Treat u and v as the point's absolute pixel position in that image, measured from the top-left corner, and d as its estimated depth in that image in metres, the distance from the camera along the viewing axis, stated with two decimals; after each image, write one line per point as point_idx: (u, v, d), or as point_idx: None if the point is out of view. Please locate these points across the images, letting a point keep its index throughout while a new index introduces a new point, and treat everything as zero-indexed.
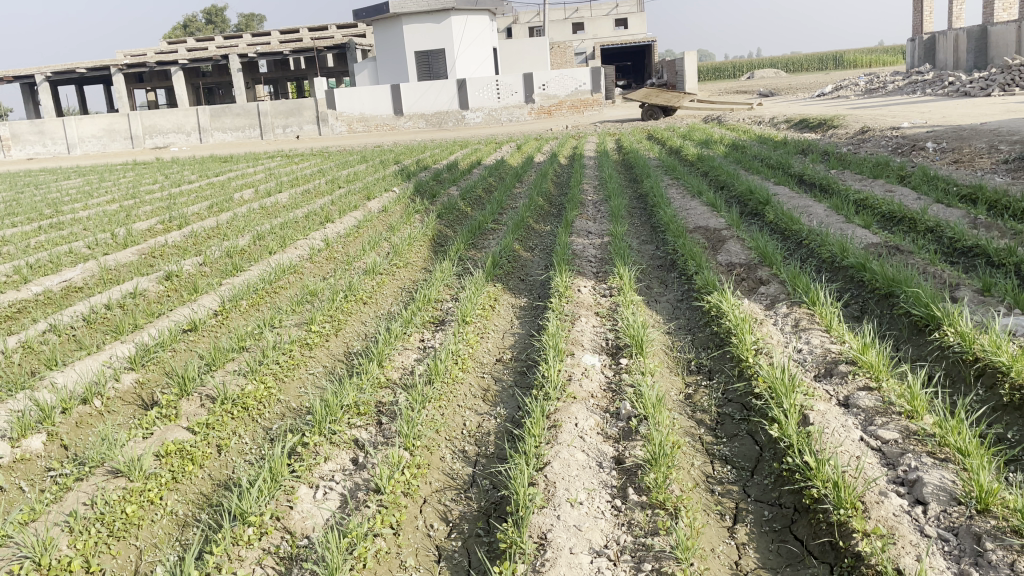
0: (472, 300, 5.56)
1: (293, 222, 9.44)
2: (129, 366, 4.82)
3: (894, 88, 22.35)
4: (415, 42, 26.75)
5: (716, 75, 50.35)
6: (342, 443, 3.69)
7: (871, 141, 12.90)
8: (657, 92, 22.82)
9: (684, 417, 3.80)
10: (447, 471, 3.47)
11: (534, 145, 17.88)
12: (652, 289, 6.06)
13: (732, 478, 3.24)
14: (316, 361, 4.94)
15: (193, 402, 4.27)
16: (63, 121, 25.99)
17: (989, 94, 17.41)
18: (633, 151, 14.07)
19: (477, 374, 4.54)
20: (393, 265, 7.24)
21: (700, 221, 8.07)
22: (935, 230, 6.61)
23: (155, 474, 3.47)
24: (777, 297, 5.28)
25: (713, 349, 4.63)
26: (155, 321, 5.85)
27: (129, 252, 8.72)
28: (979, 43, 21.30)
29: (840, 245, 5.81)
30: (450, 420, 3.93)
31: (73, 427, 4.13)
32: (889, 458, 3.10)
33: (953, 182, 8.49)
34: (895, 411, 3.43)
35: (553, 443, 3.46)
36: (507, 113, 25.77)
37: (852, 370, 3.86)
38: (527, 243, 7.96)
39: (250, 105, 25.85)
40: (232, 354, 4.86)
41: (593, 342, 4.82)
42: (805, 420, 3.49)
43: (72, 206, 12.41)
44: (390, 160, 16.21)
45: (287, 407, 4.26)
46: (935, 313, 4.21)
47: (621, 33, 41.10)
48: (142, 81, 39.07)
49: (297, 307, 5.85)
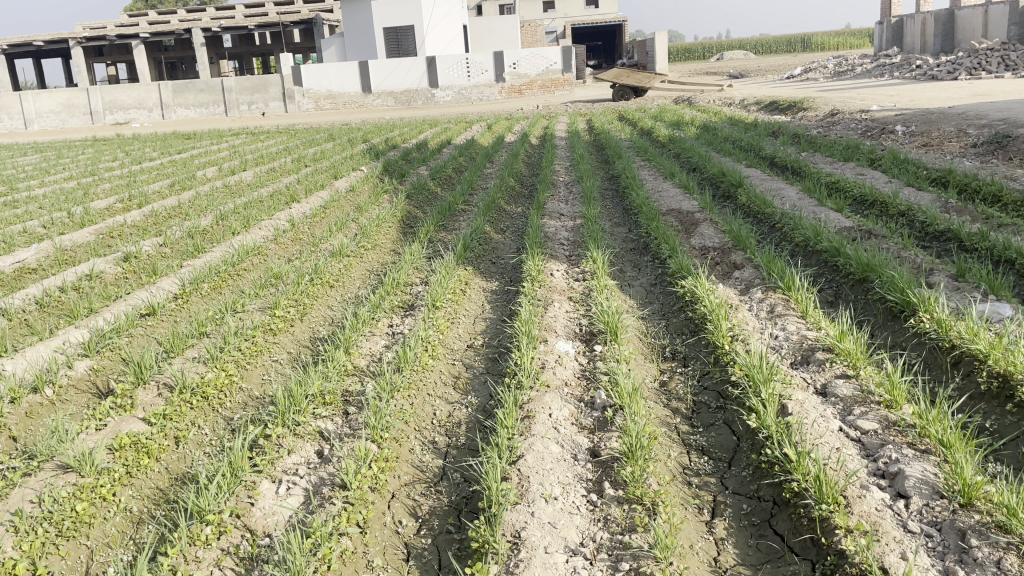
0: (442, 284, 5.42)
1: (258, 202, 9.19)
2: (83, 353, 4.62)
3: (862, 71, 22.47)
4: (383, 18, 26.26)
5: (685, 56, 50.32)
6: (307, 434, 3.55)
7: (841, 124, 12.91)
8: (628, 72, 22.72)
9: (659, 405, 3.71)
10: (416, 464, 3.34)
11: (504, 124, 17.67)
12: (625, 272, 5.97)
13: (709, 469, 3.16)
14: (280, 347, 4.78)
15: (150, 391, 4.09)
16: (20, 96, 25.16)
17: (955, 78, 17.54)
18: (605, 132, 13.95)
19: (447, 361, 4.41)
20: (360, 246, 7.06)
21: (672, 203, 7.99)
22: (907, 213, 6.59)
23: (107, 469, 3.29)
24: (752, 281, 5.21)
25: (688, 335, 4.55)
26: (112, 305, 5.63)
27: (86, 232, 8.42)
28: (945, 27, 21.45)
29: (814, 229, 5.75)
30: (419, 410, 3.81)
31: (23, 418, 3.93)
32: (869, 449, 3.04)
33: (923, 166, 8.50)
34: (874, 400, 3.36)
35: (527, 435, 3.35)
36: (477, 92, 25.50)
37: (829, 357, 3.80)
38: (498, 225, 7.82)
39: (214, 81, 25.23)
40: (192, 340, 4.67)
41: (566, 328, 4.71)
42: (783, 409, 3.42)
43: (28, 184, 11.99)
44: (358, 138, 15.92)
45: (250, 396, 4.11)
46: (911, 300, 4.16)
47: (592, 12, 40.78)
48: (101, 54, 37.98)
49: (260, 291, 5.66)
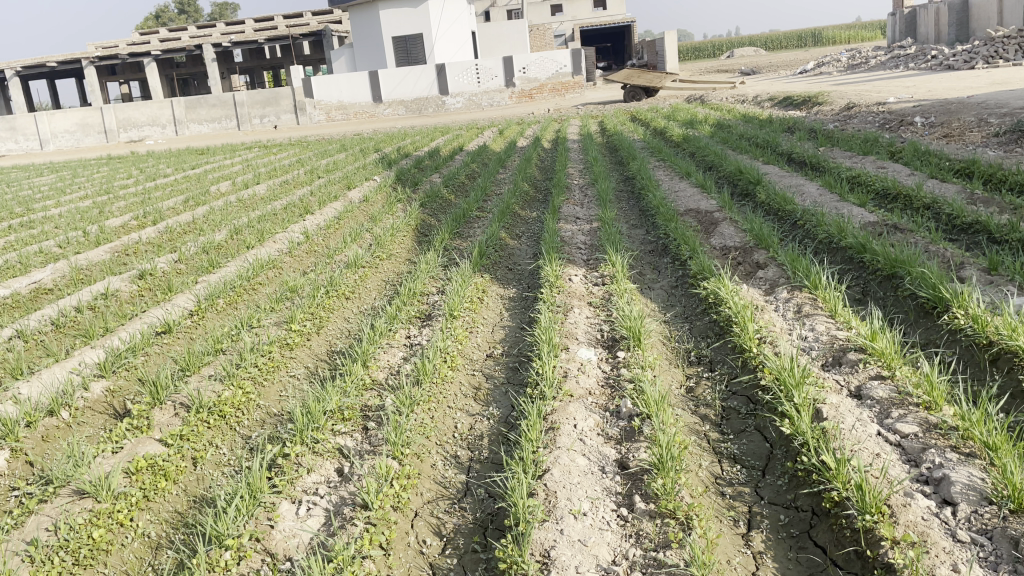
0: (459, 292, 5.34)
1: (272, 215, 9.16)
2: (99, 374, 4.56)
3: (876, 64, 22.21)
4: (391, 27, 26.28)
5: (695, 54, 50.09)
6: (327, 452, 3.46)
7: (857, 117, 12.70)
8: (638, 73, 22.59)
9: (687, 412, 3.60)
10: (439, 480, 3.25)
11: (516, 129, 17.61)
12: (645, 275, 5.86)
13: (742, 478, 3.05)
14: (297, 362, 4.70)
15: (167, 411, 4.01)
16: (35, 117, 25.41)
17: (972, 67, 17.27)
18: (618, 133, 13.85)
19: (467, 371, 4.32)
20: (376, 257, 6.99)
21: (690, 203, 7.86)
22: (932, 206, 6.44)
23: (124, 493, 3.22)
24: (777, 281, 5.08)
25: (713, 338, 4.43)
26: (128, 324, 5.58)
27: (101, 250, 8.40)
28: (960, 17, 21.15)
29: (838, 225, 5.62)
30: (440, 423, 3.71)
31: (39, 442, 3.88)
32: (911, 454, 2.91)
33: (945, 157, 8.32)
34: (912, 402, 3.23)
35: (552, 448, 3.24)
36: (487, 98, 25.44)
37: (862, 358, 3.67)
38: (514, 230, 7.74)
39: (225, 95, 25.32)
40: (208, 357, 4.60)
41: (587, 334, 4.61)
42: (818, 414, 3.29)
43: (44, 204, 12.04)
44: (370, 148, 15.91)
45: (268, 413, 4.04)
46: (943, 295, 4.03)
47: (600, 14, 40.67)
48: (114, 73, 38.30)
49: (276, 305, 5.60)
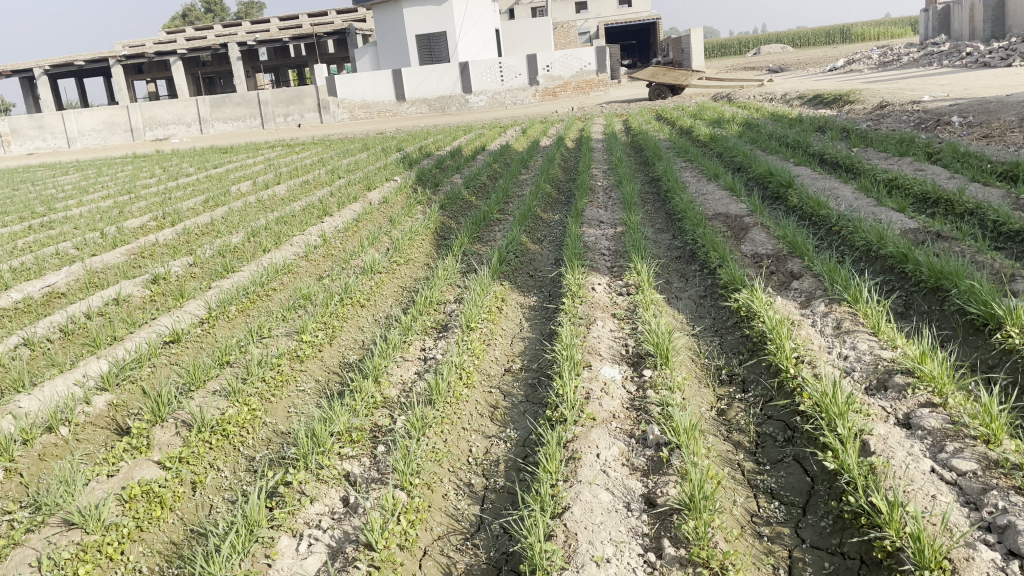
0: (477, 302, 5.09)
1: (290, 217, 8.99)
2: (102, 387, 4.37)
3: (909, 61, 21.68)
4: (415, 25, 26.14)
5: (721, 52, 49.49)
6: (331, 478, 3.24)
7: (891, 116, 12.30)
8: (664, 71, 22.17)
9: (720, 440, 3.34)
10: (451, 513, 3.02)
11: (540, 128, 17.34)
12: (672, 284, 5.59)
13: (782, 517, 2.80)
14: (307, 375, 4.50)
15: (167, 429, 3.82)
16: (62, 116, 25.57)
17: (1010, 64, 16.77)
18: (643, 133, 13.55)
19: (484, 389, 4.09)
20: (393, 262, 6.79)
21: (719, 207, 7.55)
22: (976, 212, 6.10)
23: (116, 523, 3.02)
24: (813, 293, 4.79)
25: (746, 355, 4.16)
26: (137, 332, 5.40)
27: (117, 252, 8.26)
28: (995, 12, 20.54)
29: (876, 232, 5.32)
30: (453, 448, 3.48)
31: (36, 461, 3.70)
32: (970, 495, 2.64)
33: (987, 159, 7.95)
34: (967, 434, 2.95)
35: (573, 482, 3.00)
36: (511, 96, 25.15)
37: (910, 383, 3.38)
38: (535, 234, 7.50)
39: (250, 94, 25.32)
40: (213, 371, 4.39)
41: (611, 350, 4.35)
42: (864, 447, 3.01)
43: (65, 204, 11.98)
44: (392, 147, 15.70)
45: (274, 431, 3.83)
46: (996, 312, 3.73)
47: (625, 12, 40.32)
48: (141, 72, 38.53)
49: (288, 314, 5.39)
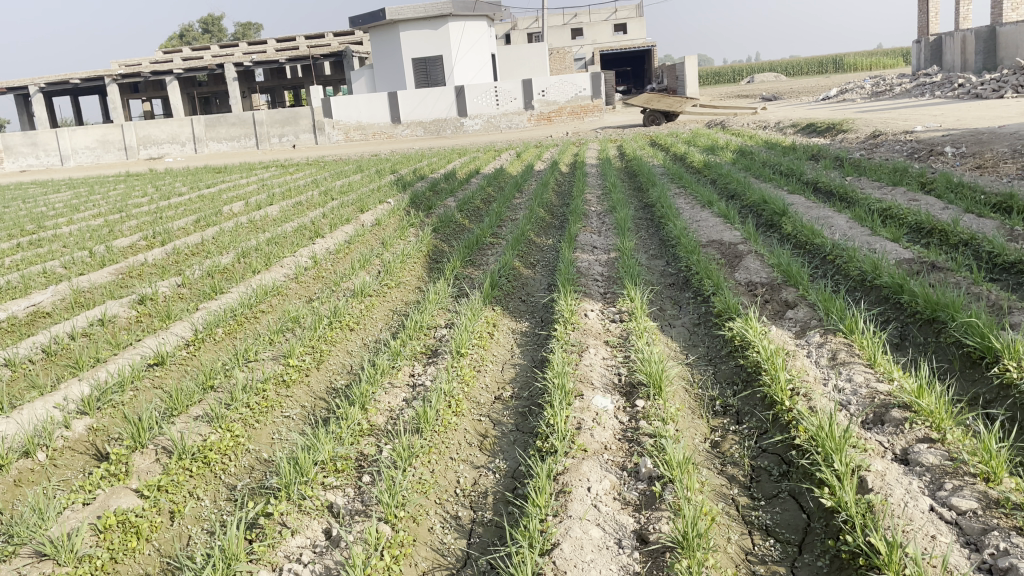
0: (467, 327, 5.02)
1: (281, 238, 8.93)
2: (82, 412, 4.26)
3: (901, 91, 21.86)
4: (412, 49, 26.28)
5: (715, 79, 49.97)
6: (314, 510, 3.14)
7: (884, 146, 12.36)
8: (658, 97, 22.26)
9: (713, 473, 3.27)
10: (437, 547, 2.93)
11: (534, 152, 17.38)
12: (665, 311, 5.53)
13: (778, 555, 2.72)
14: (293, 401, 4.40)
15: (147, 456, 3.71)
16: (56, 133, 25.52)
17: (1001, 96, 16.92)
18: (637, 159, 13.59)
19: (473, 417, 4.00)
20: (384, 285, 6.72)
21: (713, 234, 7.52)
22: (970, 243, 6.07)
23: (89, 555, 2.92)
24: (808, 323, 4.74)
25: (740, 385, 4.09)
26: (121, 354, 5.30)
27: (105, 272, 8.18)
28: (987, 45, 20.73)
29: (872, 262, 5.28)
30: (440, 478, 3.39)
31: (10, 488, 3.58)
32: (970, 535, 2.56)
33: (980, 190, 7.96)
34: (967, 472, 2.87)
35: (563, 517, 2.92)
36: (506, 120, 25.23)
37: (908, 417, 3.32)
38: (528, 259, 7.45)
39: (245, 115, 25.35)
40: (197, 396, 4.29)
41: (603, 379, 4.27)
42: (862, 483, 2.94)
43: (56, 221, 11.90)
44: (386, 169, 15.68)
45: (257, 459, 3.73)
46: (993, 345, 3.68)
47: (620, 39, 40.77)
48: (137, 91, 38.62)
49: (276, 337, 5.30)
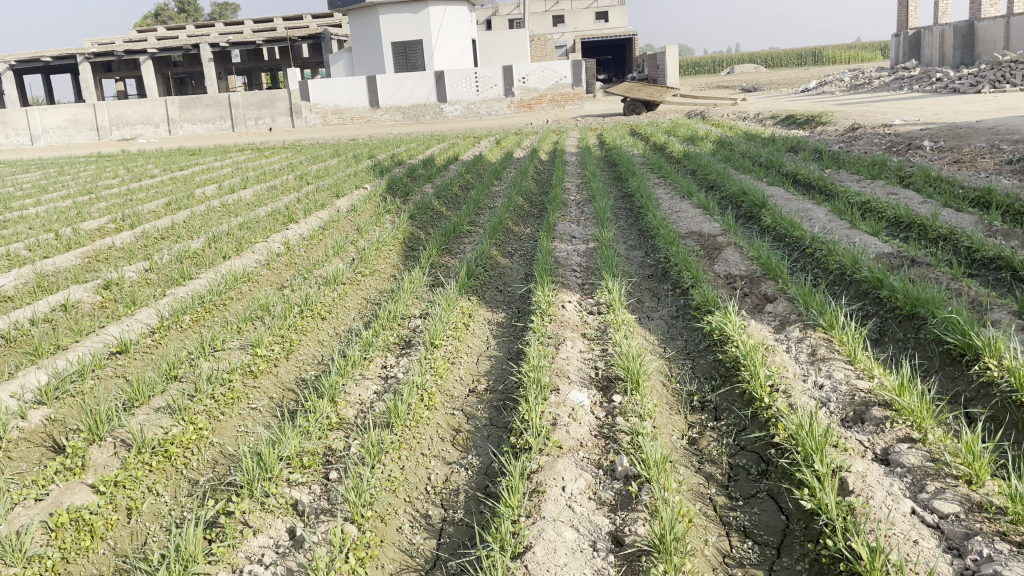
0: (442, 318, 4.90)
1: (254, 222, 8.74)
2: (39, 401, 4.09)
3: (880, 84, 21.96)
4: (391, 33, 25.98)
5: (695, 69, 49.97)
6: (278, 508, 3.02)
7: (863, 138, 12.37)
8: (639, 87, 22.13)
9: (691, 471, 3.19)
10: (405, 548, 2.83)
11: (513, 139, 17.25)
12: (643, 303, 5.46)
13: (756, 559, 2.65)
14: (260, 392, 4.26)
15: (105, 449, 3.57)
16: (26, 112, 24.92)
17: (978, 91, 17.02)
18: (617, 148, 13.49)
19: (446, 411, 3.89)
20: (357, 273, 6.58)
21: (692, 225, 7.45)
22: (949, 237, 6.04)
23: (39, 555, 2.78)
24: (787, 317, 4.68)
25: (719, 380, 4.02)
26: (82, 342, 5.12)
27: (71, 254, 7.95)
28: (965, 39, 20.81)
29: (851, 256, 5.24)
30: (410, 475, 3.28)
31: None
32: (952, 539, 2.51)
33: (958, 184, 7.97)
34: (948, 474, 2.82)
35: (536, 518, 2.83)
36: (486, 106, 25.04)
37: (889, 416, 3.26)
38: (505, 248, 7.33)
39: (221, 96, 24.92)
40: (159, 386, 4.14)
41: (580, 372, 4.17)
42: (842, 484, 2.87)
43: (22, 202, 11.59)
44: (363, 154, 15.47)
45: (221, 453, 3.59)
46: (974, 343, 3.63)
47: (602, 27, 40.65)
48: (110, 70, 37.86)
49: (245, 325, 5.15)
